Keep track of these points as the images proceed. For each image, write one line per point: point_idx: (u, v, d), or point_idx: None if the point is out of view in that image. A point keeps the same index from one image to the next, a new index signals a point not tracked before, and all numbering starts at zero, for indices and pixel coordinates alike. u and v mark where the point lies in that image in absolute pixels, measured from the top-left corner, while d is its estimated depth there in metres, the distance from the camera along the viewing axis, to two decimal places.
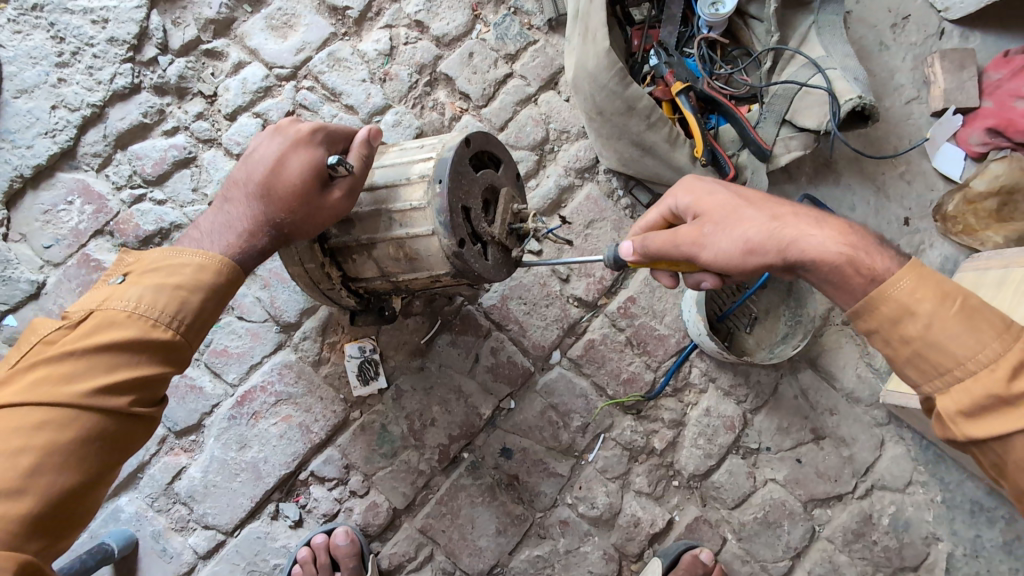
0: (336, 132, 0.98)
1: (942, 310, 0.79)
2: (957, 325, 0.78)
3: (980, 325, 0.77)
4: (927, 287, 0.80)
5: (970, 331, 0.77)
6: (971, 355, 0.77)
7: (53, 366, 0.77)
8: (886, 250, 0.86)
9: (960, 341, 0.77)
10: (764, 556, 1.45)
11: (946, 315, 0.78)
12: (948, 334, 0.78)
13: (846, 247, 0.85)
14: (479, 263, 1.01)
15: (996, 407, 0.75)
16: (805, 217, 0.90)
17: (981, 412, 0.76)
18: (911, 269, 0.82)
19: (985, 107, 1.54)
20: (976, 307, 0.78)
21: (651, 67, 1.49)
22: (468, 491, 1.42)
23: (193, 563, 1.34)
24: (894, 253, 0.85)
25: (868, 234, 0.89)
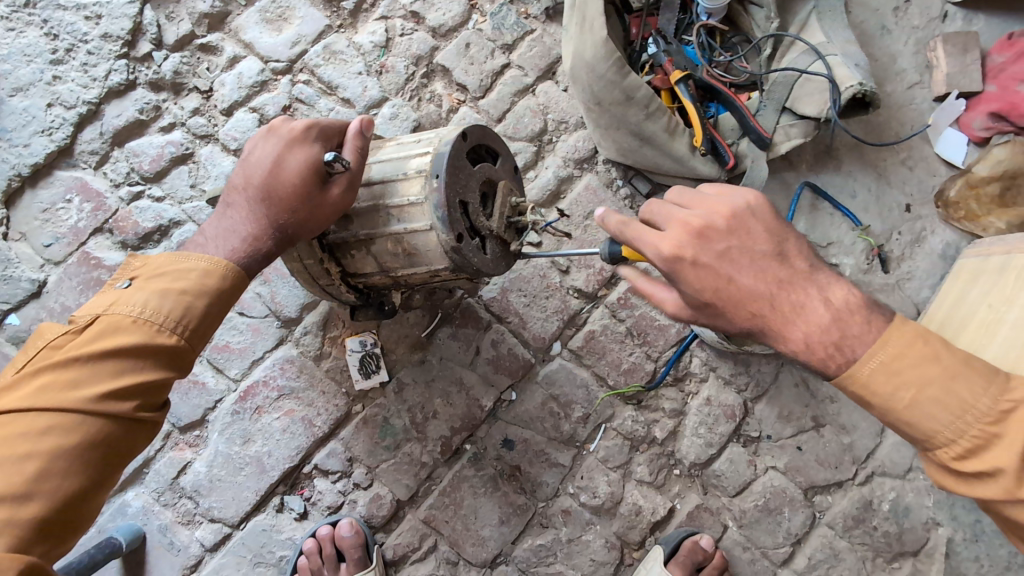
0: (330, 126, 0.97)
1: (896, 401, 0.77)
2: (913, 414, 0.77)
3: (940, 409, 0.76)
4: (883, 375, 0.78)
5: (927, 418, 0.76)
6: (929, 437, 0.77)
7: (57, 371, 0.77)
8: (849, 343, 0.79)
9: (919, 426, 0.77)
10: (765, 542, 1.46)
11: (902, 404, 0.77)
12: (905, 421, 0.78)
13: (808, 344, 0.81)
14: (478, 257, 1.01)
15: (959, 476, 0.77)
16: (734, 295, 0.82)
17: (948, 472, 0.79)
18: (868, 360, 0.78)
19: (988, 91, 1.52)
20: (935, 390, 0.76)
21: (650, 55, 1.48)
22: (470, 482, 1.43)
23: (200, 556, 1.36)
24: (858, 342, 0.79)
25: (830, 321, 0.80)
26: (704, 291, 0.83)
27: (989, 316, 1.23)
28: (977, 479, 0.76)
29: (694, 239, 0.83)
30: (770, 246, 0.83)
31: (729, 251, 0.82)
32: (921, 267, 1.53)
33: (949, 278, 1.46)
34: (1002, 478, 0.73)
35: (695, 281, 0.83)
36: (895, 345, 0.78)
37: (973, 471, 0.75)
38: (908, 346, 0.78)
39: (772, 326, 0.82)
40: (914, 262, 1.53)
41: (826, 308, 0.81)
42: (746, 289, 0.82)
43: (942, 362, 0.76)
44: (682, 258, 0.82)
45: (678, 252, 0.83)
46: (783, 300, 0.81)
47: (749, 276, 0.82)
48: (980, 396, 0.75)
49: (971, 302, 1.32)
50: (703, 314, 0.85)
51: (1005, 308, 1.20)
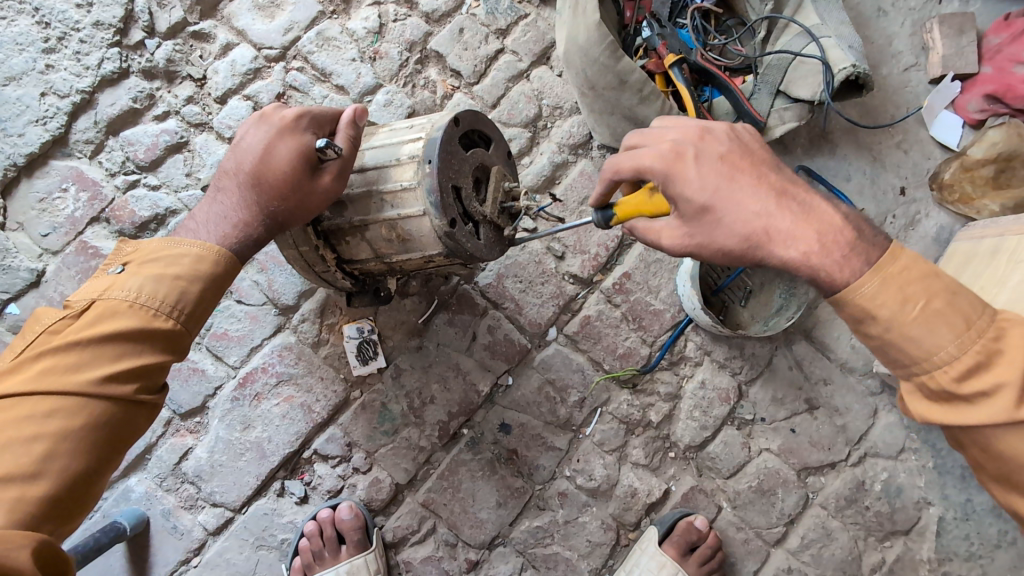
0: (321, 115, 0.97)
1: (904, 313, 0.77)
2: (917, 328, 0.77)
3: (944, 324, 0.76)
4: (892, 287, 0.78)
5: (930, 333, 0.76)
6: (929, 355, 0.77)
7: (58, 356, 0.79)
8: (862, 250, 0.80)
9: (920, 343, 0.77)
10: (759, 522, 1.48)
11: (908, 317, 0.77)
12: (908, 337, 0.77)
13: (822, 247, 0.81)
14: (471, 243, 1.01)
15: (954, 400, 0.77)
16: (742, 195, 0.84)
17: (940, 401, 0.79)
18: (878, 270, 0.79)
19: (984, 73, 1.52)
20: (940, 304, 0.76)
21: (644, 39, 1.46)
22: (468, 466, 1.45)
23: (203, 540, 1.39)
24: (870, 250, 0.80)
25: (842, 227, 0.82)
26: (704, 189, 0.84)
27: (981, 299, 1.24)
28: (973, 400, 0.76)
29: (693, 141, 0.87)
30: (764, 161, 0.88)
31: (726, 155, 0.87)
32: (916, 250, 1.53)
33: (943, 260, 1.47)
34: (1000, 396, 0.74)
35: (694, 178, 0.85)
36: (904, 260, 0.79)
37: (971, 391, 0.75)
38: (914, 261, 0.79)
39: (776, 228, 0.83)
40: (909, 245, 1.53)
41: (834, 216, 0.83)
42: (745, 188, 0.84)
43: (945, 280, 0.78)
44: (681, 155, 0.87)
45: (678, 152, 0.87)
46: (788, 203, 0.84)
47: (748, 178, 0.85)
48: (980, 313, 0.76)
49: (963, 285, 1.33)
50: (700, 223, 0.86)
51: (997, 289, 1.22)
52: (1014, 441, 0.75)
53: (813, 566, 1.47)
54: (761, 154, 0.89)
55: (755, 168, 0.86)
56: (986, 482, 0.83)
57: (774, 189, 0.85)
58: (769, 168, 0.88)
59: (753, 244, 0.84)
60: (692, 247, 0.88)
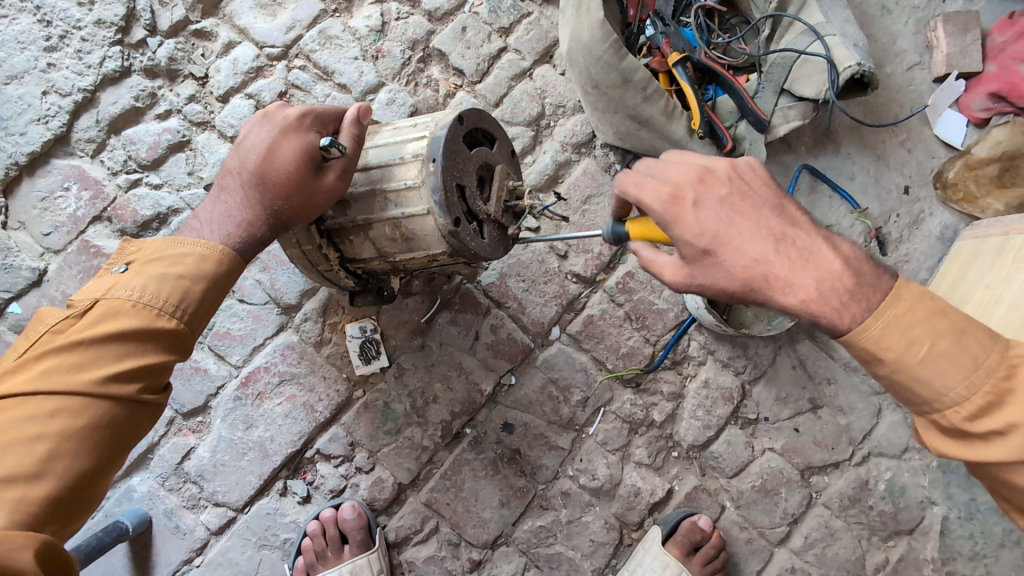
0: (325, 113, 0.97)
1: (910, 357, 0.77)
2: (926, 370, 0.77)
3: (953, 365, 0.76)
4: (897, 330, 0.78)
5: (939, 375, 0.76)
6: (939, 396, 0.77)
7: (61, 355, 0.78)
8: (861, 295, 0.79)
9: (929, 384, 0.77)
10: (762, 522, 1.48)
11: (916, 360, 0.77)
12: (917, 379, 0.77)
13: (821, 295, 0.80)
14: (475, 241, 1.01)
15: (969, 437, 0.77)
16: (743, 241, 0.82)
17: (953, 435, 0.79)
18: (881, 313, 0.78)
19: (988, 71, 1.51)
20: (947, 344, 0.76)
21: (648, 37, 1.46)
22: (471, 465, 1.45)
23: (206, 540, 1.38)
24: (871, 293, 0.79)
25: (842, 271, 0.80)
26: (703, 236, 0.83)
27: (986, 298, 1.24)
28: (986, 438, 0.76)
29: (692, 184, 0.85)
30: (765, 200, 0.85)
31: (727, 196, 0.84)
32: (920, 249, 1.53)
33: (947, 259, 1.46)
34: (1013, 435, 0.74)
35: (693, 224, 0.83)
36: (907, 301, 0.78)
37: (983, 430, 0.76)
38: (919, 301, 0.78)
39: (775, 274, 0.81)
40: (913, 244, 1.53)
41: (837, 260, 0.81)
42: (744, 232, 0.82)
43: (951, 318, 0.77)
44: (681, 201, 0.84)
45: (677, 195, 0.85)
46: (788, 248, 0.82)
47: (747, 223, 0.83)
48: (988, 352, 0.76)
49: (968, 283, 1.33)
50: (700, 266, 0.84)
51: (1003, 288, 1.21)
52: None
53: (817, 566, 1.46)
54: (763, 191, 0.86)
55: (753, 211, 0.84)
56: (1006, 506, 0.84)
57: (773, 233, 0.83)
58: (771, 208, 0.85)
59: (752, 290, 0.83)
60: (693, 287, 0.87)
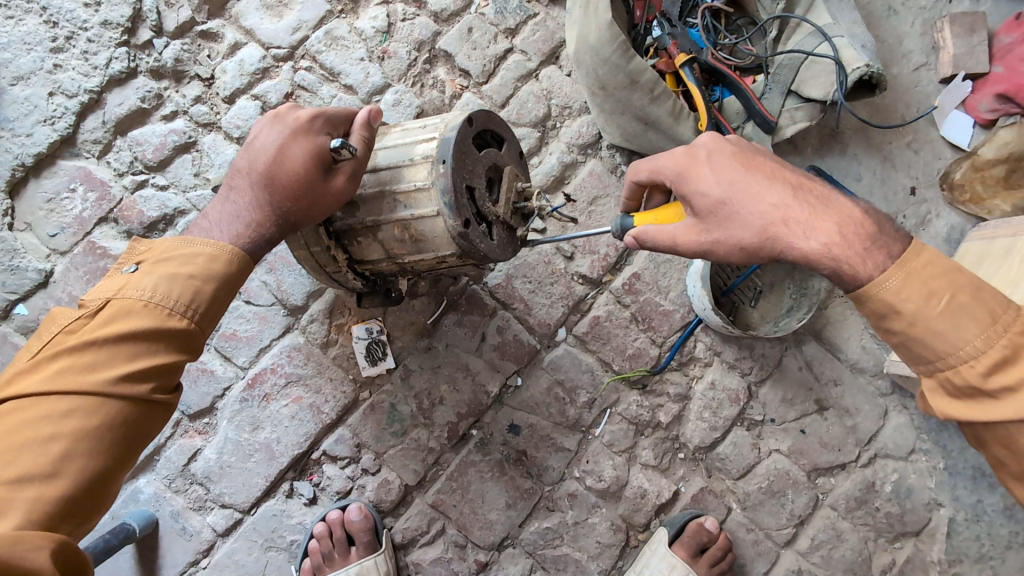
0: (336, 116, 0.97)
1: (928, 308, 0.78)
2: (942, 323, 0.78)
3: (968, 318, 0.77)
4: (916, 282, 0.79)
5: (955, 327, 0.77)
6: (953, 350, 0.77)
7: (73, 356, 0.78)
8: (884, 242, 0.81)
9: (944, 338, 0.78)
10: (768, 523, 1.48)
11: (933, 312, 0.78)
12: (932, 330, 0.78)
13: (844, 237, 0.82)
14: (485, 243, 1.01)
15: (980, 395, 0.78)
16: (758, 189, 0.86)
17: (964, 396, 0.79)
18: (903, 264, 0.80)
19: (995, 73, 1.51)
20: (964, 298, 0.77)
21: (654, 38, 1.45)
22: (477, 467, 1.44)
23: (212, 541, 1.38)
24: (893, 243, 0.82)
25: (862, 220, 0.84)
26: (719, 186, 0.88)
27: None
28: (997, 393, 0.76)
29: (709, 143, 0.91)
30: (776, 161, 0.91)
31: (739, 153, 0.90)
32: None
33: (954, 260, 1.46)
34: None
35: (710, 174, 0.88)
36: (927, 256, 0.80)
37: (996, 385, 0.76)
38: (938, 257, 0.80)
39: (796, 216, 0.84)
40: None
41: (854, 208, 0.85)
42: (760, 183, 0.87)
43: (968, 275, 0.79)
44: (696, 155, 0.91)
45: (692, 153, 0.91)
46: (806, 194, 0.86)
47: (762, 175, 0.88)
48: (1005, 309, 0.77)
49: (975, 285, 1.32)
50: (717, 217, 0.88)
51: (1011, 289, 1.21)
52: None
53: (823, 567, 1.46)
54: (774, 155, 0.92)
55: (769, 166, 0.89)
56: (1006, 481, 0.83)
57: (790, 183, 0.87)
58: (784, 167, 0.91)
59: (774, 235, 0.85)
60: (709, 243, 0.89)
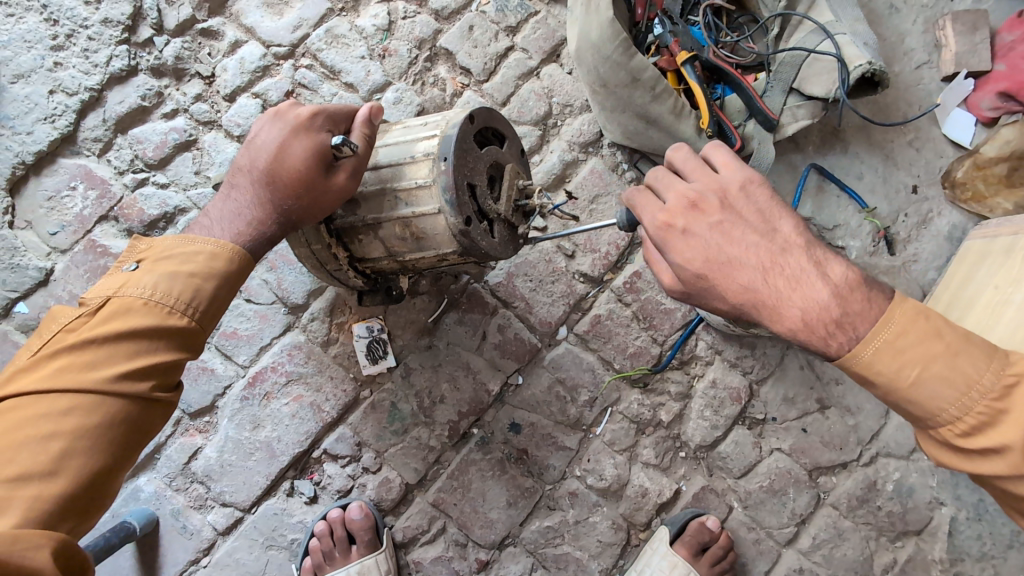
0: (337, 113, 0.96)
1: (902, 379, 0.77)
2: (919, 391, 0.77)
3: (946, 386, 0.76)
4: (889, 355, 0.78)
5: (932, 395, 0.76)
6: (933, 415, 0.77)
7: (74, 353, 0.78)
8: (848, 322, 0.78)
9: (925, 404, 0.77)
10: (770, 522, 1.48)
11: (907, 383, 0.77)
12: (911, 399, 0.78)
13: (806, 324, 0.80)
14: (486, 240, 1.00)
15: (964, 452, 0.78)
16: (735, 269, 0.82)
17: (950, 450, 0.79)
18: (872, 338, 0.78)
19: (997, 70, 1.50)
20: (940, 368, 0.76)
21: (656, 36, 1.44)
22: (478, 465, 1.44)
23: (213, 540, 1.38)
24: (858, 321, 0.78)
25: (828, 299, 0.79)
26: (694, 264, 0.84)
27: (994, 298, 1.24)
28: (983, 454, 0.76)
29: (685, 211, 0.86)
30: (758, 222, 0.84)
31: (722, 224, 0.84)
32: (928, 249, 1.52)
33: (955, 258, 1.46)
34: (1010, 454, 0.74)
35: (685, 251, 0.85)
36: (899, 323, 0.78)
37: (978, 447, 0.76)
38: (912, 323, 0.77)
39: (766, 299, 0.81)
40: (920, 244, 1.52)
41: (823, 285, 0.80)
42: (739, 258, 0.83)
43: (946, 339, 0.77)
44: (671, 227, 0.86)
45: (669, 223, 0.86)
46: (777, 276, 0.81)
47: (738, 250, 0.83)
48: (984, 371, 0.75)
49: (977, 284, 1.32)
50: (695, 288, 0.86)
51: (1011, 290, 1.21)
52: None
53: (825, 566, 1.46)
54: (758, 212, 0.85)
55: (746, 233, 0.84)
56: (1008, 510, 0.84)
57: (762, 260, 0.82)
58: (765, 231, 0.84)
59: (742, 312, 0.84)
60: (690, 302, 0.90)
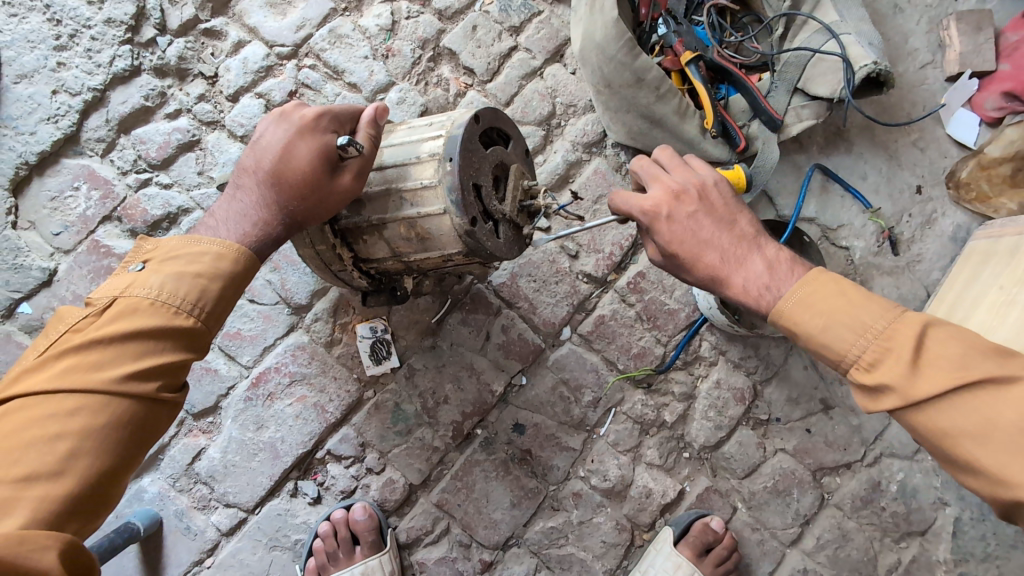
0: (342, 113, 0.96)
1: (809, 326, 0.81)
2: (823, 336, 0.80)
3: (844, 329, 0.79)
4: (802, 307, 0.82)
5: (835, 338, 0.79)
6: (839, 358, 0.80)
7: (81, 354, 0.78)
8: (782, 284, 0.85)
9: (831, 348, 0.80)
10: (774, 523, 1.47)
11: (813, 329, 0.81)
12: (820, 345, 0.81)
13: (752, 292, 0.85)
14: (491, 241, 1.00)
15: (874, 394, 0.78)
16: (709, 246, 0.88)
17: (866, 395, 0.79)
18: (794, 297, 0.83)
19: (1002, 71, 1.50)
20: (840, 315, 0.79)
21: (660, 36, 1.45)
22: (482, 466, 1.44)
23: (217, 540, 1.38)
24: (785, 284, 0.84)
25: (768, 270, 0.86)
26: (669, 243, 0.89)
27: (1000, 298, 1.24)
28: (885, 391, 0.76)
29: (668, 201, 0.90)
30: (722, 209, 0.90)
31: (698, 212, 0.89)
32: (932, 249, 1.52)
33: (959, 259, 1.46)
34: (901, 388, 0.75)
35: (665, 233, 0.89)
36: (812, 283, 0.83)
37: (879, 387, 0.77)
38: (823, 284, 0.82)
39: (722, 274, 0.87)
40: (924, 244, 1.52)
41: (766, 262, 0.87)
42: (709, 242, 0.88)
43: (848, 293, 0.80)
44: (658, 215, 0.90)
45: (655, 211, 0.90)
46: (734, 254, 0.87)
47: (708, 233, 0.88)
48: (877, 318, 0.78)
49: (981, 284, 1.32)
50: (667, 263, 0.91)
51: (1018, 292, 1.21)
52: (935, 419, 0.73)
53: (829, 567, 1.45)
54: (726, 202, 0.91)
55: (715, 220, 0.89)
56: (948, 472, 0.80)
57: (726, 242, 0.88)
58: (729, 220, 0.90)
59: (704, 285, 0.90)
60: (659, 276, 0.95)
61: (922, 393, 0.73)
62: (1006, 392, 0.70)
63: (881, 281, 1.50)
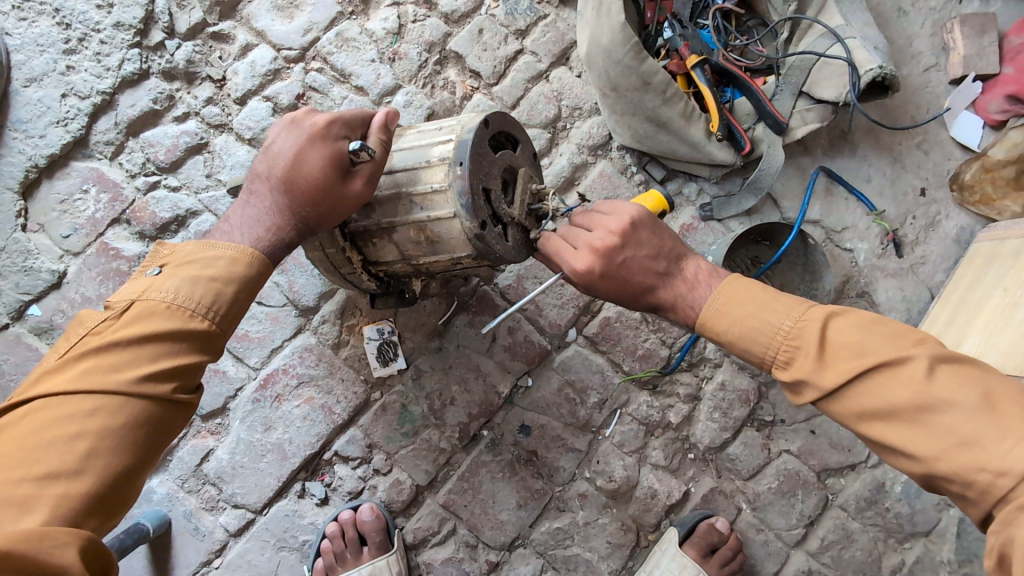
0: (354, 118, 0.95)
1: (732, 333, 0.91)
2: (744, 341, 0.90)
3: (758, 333, 0.89)
4: (722, 317, 0.92)
5: (753, 341, 0.89)
6: (761, 358, 0.90)
7: (99, 356, 0.79)
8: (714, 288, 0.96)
9: (751, 350, 0.90)
10: (778, 524, 1.48)
11: (734, 337, 0.91)
12: (743, 351, 0.91)
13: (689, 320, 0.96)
14: (501, 244, 1.01)
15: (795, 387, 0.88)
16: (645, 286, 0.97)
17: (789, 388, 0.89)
18: (717, 316, 0.92)
19: (1006, 74, 1.51)
20: (752, 320, 0.89)
21: (666, 40, 1.46)
22: (488, 467, 1.45)
23: (225, 541, 1.39)
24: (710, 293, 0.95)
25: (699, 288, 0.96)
26: (613, 291, 0.98)
27: (1005, 300, 1.25)
28: (801, 384, 0.86)
29: (601, 260, 0.94)
30: (648, 249, 0.96)
31: (629, 261, 0.95)
32: (936, 251, 1.53)
33: (963, 261, 1.46)
34: (811, 380, 0.84)
35: (608, 288, 0.97)
36: (728, 291, 0.93)
37: (796, 382, 0.86)
38: (737, 291, 0.92)
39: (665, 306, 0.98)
40: (928, 247, 1.53)
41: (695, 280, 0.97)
42: (643, 284, 0.96)
43: (758, 298, 0.90)
44: (594, 274, 0.95)
45: (593, 270, 0.95)
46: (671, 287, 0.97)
47: (643, 277, 0.96)
48: (783, 318, 0.87)
49: (985, 286, 1.33)
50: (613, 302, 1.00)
51: None
52: (845, 404, 0.82)
53: (833, 568, 1.46)
54: (651, 241, 0.96)
55: (643, 267, 0.96)
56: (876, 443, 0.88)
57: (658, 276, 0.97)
58: (655, 258, 0.96)
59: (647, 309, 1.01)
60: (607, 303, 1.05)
61: (831, 384, 0.82)
62: (896, 374, 0.79)
63: (886, 282, 1.51)
